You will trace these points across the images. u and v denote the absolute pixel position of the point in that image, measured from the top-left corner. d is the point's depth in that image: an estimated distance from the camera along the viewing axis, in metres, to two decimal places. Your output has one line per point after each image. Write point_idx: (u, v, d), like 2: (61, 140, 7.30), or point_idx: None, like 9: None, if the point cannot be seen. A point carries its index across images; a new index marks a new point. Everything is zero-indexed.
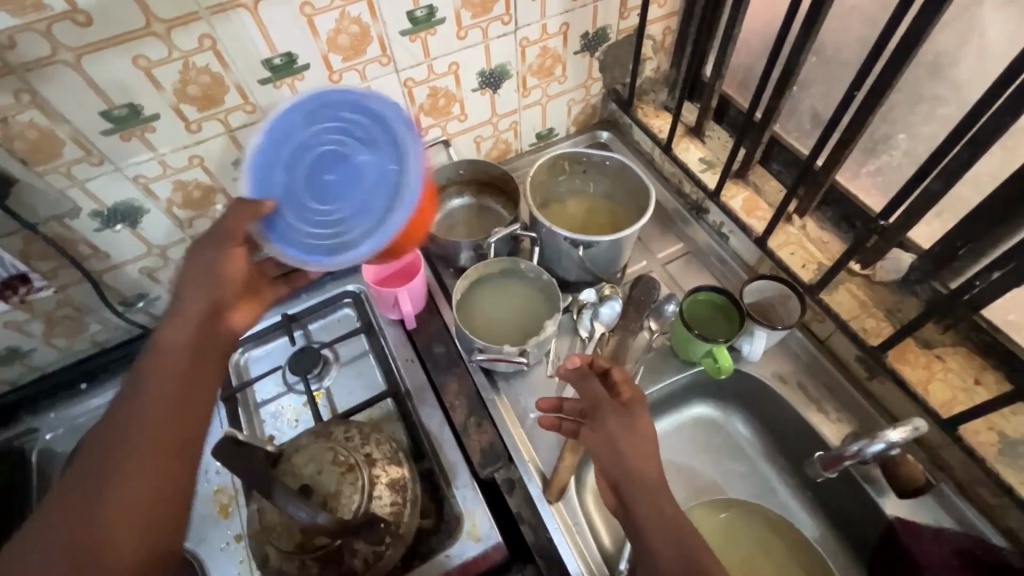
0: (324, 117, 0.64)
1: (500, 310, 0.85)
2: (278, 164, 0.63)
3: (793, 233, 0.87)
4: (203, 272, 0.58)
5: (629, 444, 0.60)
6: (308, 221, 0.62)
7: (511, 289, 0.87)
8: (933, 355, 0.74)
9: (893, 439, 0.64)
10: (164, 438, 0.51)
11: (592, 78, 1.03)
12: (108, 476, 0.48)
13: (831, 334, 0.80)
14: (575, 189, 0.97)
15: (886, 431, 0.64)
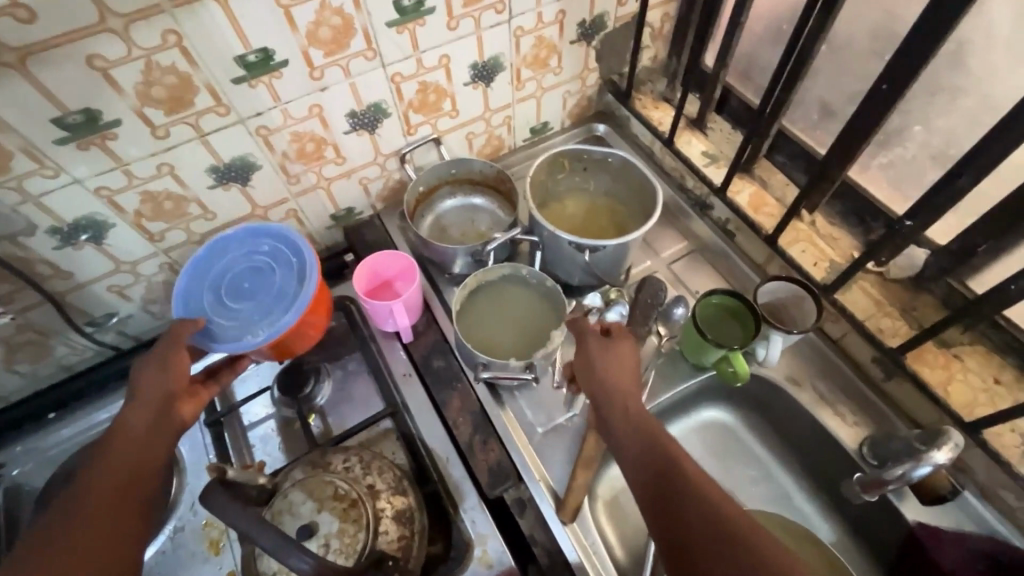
0: (232, 247, 0.75)
1: (500, 321, 0.81)
2: (204, 276, 0.73)
3: (803, 229, 0.84)
4: (152, 365, 0.63)
5: (603, 365, 0.65)
6: (231, 318, 0.71)
7: (512, 297, 0.83)
8: (951, 355, 0.72)
9: (939, 461, 0.62)
10: (109, 520, 0.54)
11: (588, 68, 0.98)
12: (69, 551, 0.51)
13: (845, 334, 0.78)
14: (575, 188, 0.92)
15: (931, 454, 0.62)
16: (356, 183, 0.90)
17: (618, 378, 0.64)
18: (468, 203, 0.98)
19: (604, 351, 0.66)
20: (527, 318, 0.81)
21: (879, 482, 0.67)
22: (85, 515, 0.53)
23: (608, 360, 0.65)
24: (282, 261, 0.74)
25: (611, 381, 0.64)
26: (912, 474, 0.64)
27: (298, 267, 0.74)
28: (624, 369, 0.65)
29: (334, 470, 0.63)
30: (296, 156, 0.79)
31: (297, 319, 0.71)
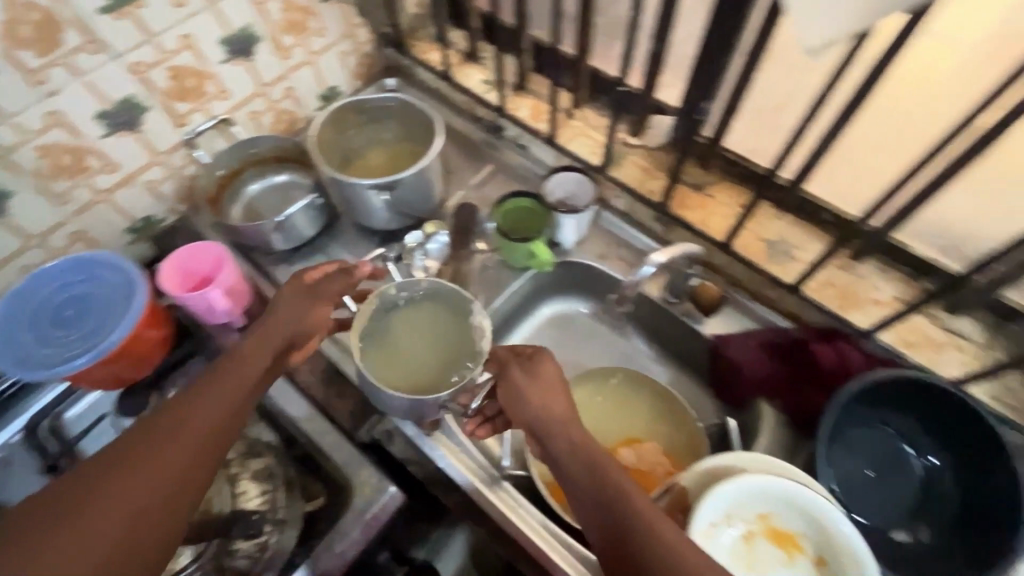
0: (47, 278, 0.74)
1: (411, 352, 0.73)
2: (20, 315, 0.73)
3: (577, 125, 0.95)
4: (274, 316, 0.67)
5: (562, 424, 0.58)
6: (58, 348, 0.72)
7: (411, 320, 0.75)
8: (706, 195, 0.86)
9: (657, 261, 0.75)
10: (190, 447, 0.54)
11: (354, 24, 1.00)
12: (133, 495, 0.50)
13: (628, 204, 0.90)
14: (372, 140, 0.95)
15: (650, 255, 0.75)
16: (143, 189, 0.86)
17: (571, 428, 0.58)
18: (270, 182, 0.96)
19: (541, 400, 0.60)
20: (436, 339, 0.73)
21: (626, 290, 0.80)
22: (183, 433, 0.54)
23: (551, 411, 0.59)
24: (104, 287, 0.75)
25: (558, 433, 0.58)
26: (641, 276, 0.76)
27: (122, 288, 0.75)
28: (563, 417, 0.58)
29: None
30: (53, 172, 0.75)
31: (126, 336, 0.72)
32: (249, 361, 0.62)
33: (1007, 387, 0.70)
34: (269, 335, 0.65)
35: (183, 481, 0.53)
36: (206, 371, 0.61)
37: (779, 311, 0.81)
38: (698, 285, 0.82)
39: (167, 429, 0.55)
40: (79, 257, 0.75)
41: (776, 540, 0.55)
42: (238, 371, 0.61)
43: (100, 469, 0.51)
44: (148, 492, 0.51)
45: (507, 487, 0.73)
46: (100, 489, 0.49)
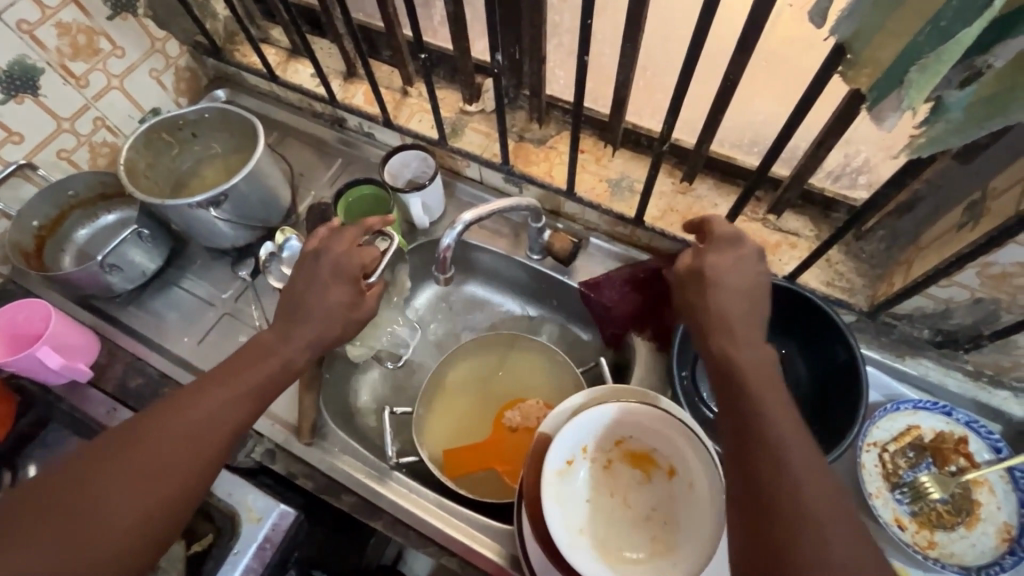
0: None
1: None
2: None
3: (414, 102, 0.92)
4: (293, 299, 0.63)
5: (741, 320, 0.53)
6: None
7: None
8: (548, 147, 0.86)
9: (467, 220, 0.68)
10: (187, 462, 0.51)
11: (158, 38, 0.93)
12: (133, 492, 0.48)
13: (479, 172, 0.89)
14: (202, 156, 0.90)
15: (460, 214, 0.67)
16: None
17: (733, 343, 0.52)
18: (101, 224, 0.89)
19: (730, 287, 0.55)
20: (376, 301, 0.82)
21: (444, 257, 0.71)
22: (178, 440, 0.51)
23: (734, 308, 0.54)
24: None
25: (735, 321, 0.53)
26: (452, 239, 0.69)
27: None
28: (739, 320, 0.53)
29: None
30: None
31: None
32: (260, 361, 0.59)
33: (837, 271, 0.74)
34: (276, 343, 0.61)
35: (180, 482, 0.50)
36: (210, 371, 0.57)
37: (635, 246, 0.85)
38: (551, 237, 0.82)
39: (172, 421, 0.52)
40: None
41: (634, 461, 0.58)
42: (241, 378, 0.57)
43: (93, 469, 0.48)
44: (138, 504, 0.48)
45: (398, 476, 0.72)
46: (93, 492, 0.47)
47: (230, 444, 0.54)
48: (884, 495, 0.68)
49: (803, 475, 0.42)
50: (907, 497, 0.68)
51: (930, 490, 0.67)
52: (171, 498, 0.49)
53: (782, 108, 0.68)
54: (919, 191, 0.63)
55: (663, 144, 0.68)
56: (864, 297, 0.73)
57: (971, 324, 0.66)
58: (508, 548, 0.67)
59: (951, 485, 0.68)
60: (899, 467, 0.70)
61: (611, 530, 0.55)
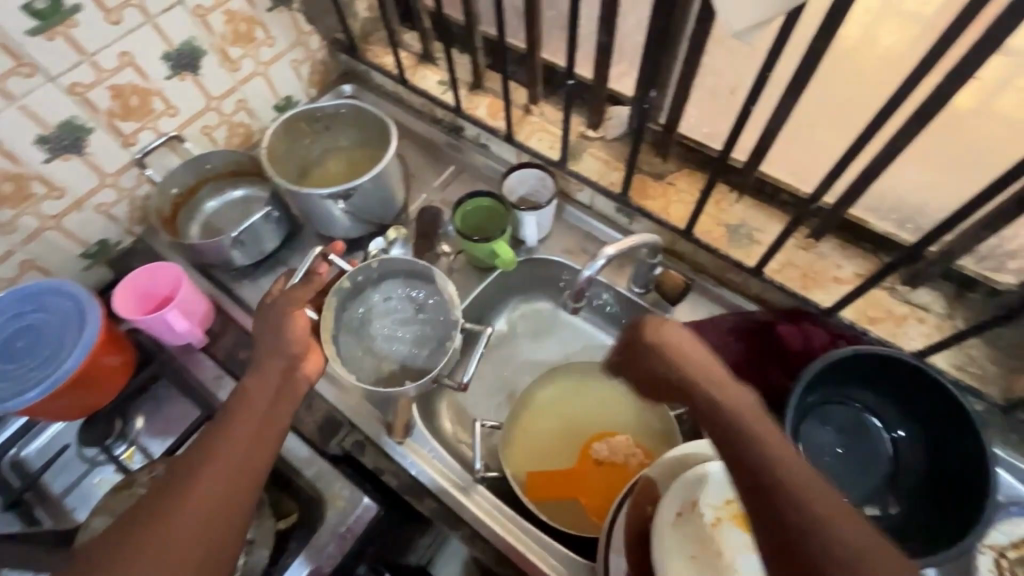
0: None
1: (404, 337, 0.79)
2: None
3: (535, 121, 0.94)
4: (274, 318, 0.70)
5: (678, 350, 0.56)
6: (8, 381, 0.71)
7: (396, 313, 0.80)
8: (666, 183, 0.85)
9: (610, 254, 0.67)
10: (223, 488, 0.55)
11: (304, 32, 0.98)
12: (174, 521, 0.52)
13: (591, 198, 0.89)
14: (329, 148, 0.94)
15: (604, 247, 0.67)
16: (94, 213, 0.84)
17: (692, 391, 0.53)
18: (228, 198, 0.94)
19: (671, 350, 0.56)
20: (424, 310, 0.81)
21: (581, 287, 0.71)
22: (213, 465, 0.56)
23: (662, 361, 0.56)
24: (55, 312, 0.74)
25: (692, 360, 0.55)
26: (592, 273, 0.69)
27: (75, 311, 0.74)
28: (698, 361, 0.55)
29: (139, 482, 0.63)
30: None
31: (81, 362, 0.71)
32: (273, 378, 0.66)
33: (969, 355, 0.71)
34: (266, 375, 0.66)
35: (229, 493, 0.55)
36: (226, 410, 0.62)
37: (744, 295, 0.82)
38: (662, 273, 0.81)
39: (205, 452, 0.58)
40: (26, 288, 0.74)
41: (742, 523, 0.56)
42: (248, 411, 0.62)
43: (137, 528, 0.52)
44: (192, 524, 0.53)
45: (482, 490, 0.72)
46: (150, 538, 0.51)
47: (260, 467, 0.59)
48: None
49: (799, 469, 0.44)
50: None
51: None
52: (216, 522, 0.53)
53: (944, 181, 0.66)
54: None
55: (813, 203, 0.70)
56: (997, 389, 0.68)
57: None
58: None
59: None
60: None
61: None
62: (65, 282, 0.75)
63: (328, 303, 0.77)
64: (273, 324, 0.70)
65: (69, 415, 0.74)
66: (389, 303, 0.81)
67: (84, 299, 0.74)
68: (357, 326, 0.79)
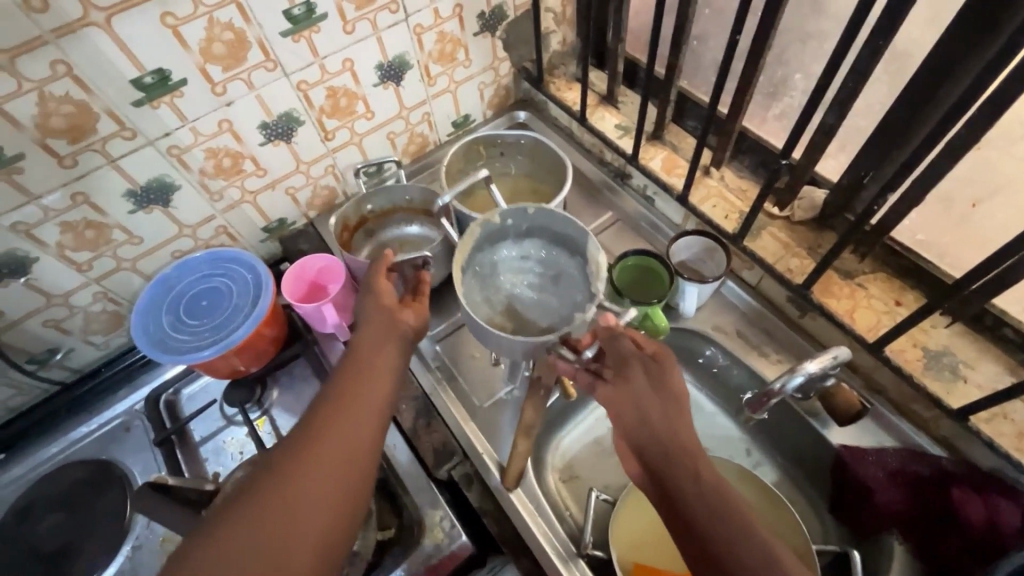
0: (188, 271, 0.81)
1: (530, 300, 0.77)
2: (163, 302, 0.79)
3: (713, 184, 0.88)
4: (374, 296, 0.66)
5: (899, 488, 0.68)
6: (184, 335, 0.77)
7: (529, 272, 0.78)
8: (855, 285, 0.75)
9: (812, 371, 0.64)
10: (352, 441, 0.53)
11: (499, 58, 1.01)
12: (303, 489, 0.48)
13: (760, 279, 0.82)
14: (497, 173, 0.95)
15: (805, 363, 0.64)
16: (283, 193, 0.92)
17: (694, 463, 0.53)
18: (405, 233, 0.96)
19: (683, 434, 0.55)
20: (558, 279, 0.77)
21: (767, 395, 0.69)
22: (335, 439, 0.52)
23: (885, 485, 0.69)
24: (236, 280, 0.81)
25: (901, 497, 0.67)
26: (788, 385, 0.66)
27: (253, 283, 0.80)
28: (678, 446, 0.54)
29: None
30: (214, 172, 0.81)
31: (251, 331, 0.77)
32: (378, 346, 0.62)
33: None
34: (375, 342, 0.62)
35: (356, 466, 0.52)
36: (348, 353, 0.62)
37: (927, 433, 0.70)
38: (834, 386, 0.70)
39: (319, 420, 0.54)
40: (217, 255, 0.82)
41: None
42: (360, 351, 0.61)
43: (259, 502, 0.47)
44: (321, 495, 0.49)
45: (582, 565, 0.68)
46: (276, 518, 0.46)
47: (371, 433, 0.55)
48: None
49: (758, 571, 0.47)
50: None
51: None
52: (342, 493, 0.50)
53: None
54: None
55: None
56: None
57: None
58: None
59: None
60: None
61: None
62: (249, 256, 0.82)
63: (472, 233, 0.74)
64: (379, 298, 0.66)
65: (223, 373, 0.80)
66: (525, 260, 0.79)
67: (264, 274, 0.81)
68: (487, 271, 0.78)
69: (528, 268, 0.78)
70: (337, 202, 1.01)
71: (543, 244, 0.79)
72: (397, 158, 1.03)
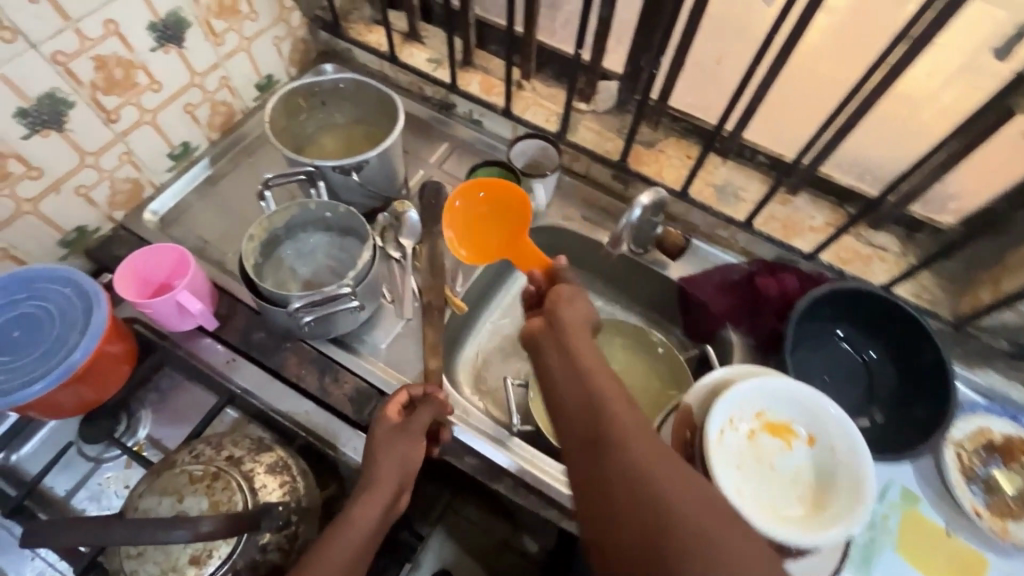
0: None
1: (293, 278, 0.80)
2: None
3: (528, 96, 0.98)
4: (397, 434, 0.63)
5: (743, 297, 0.86)
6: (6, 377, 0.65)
7: (310, 261, 0.81)
8: (657, 150, 0.92)
9: (643, 203, 0.79)
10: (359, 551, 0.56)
11: (286, 8, 0.95)
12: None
13: (588, 166, 0.95)
14: (324, 124, 0.92)
15: (638, 198, 0.79)
16: (73, 195, 0.78)
17: (594, 372, 0.53)
18: (308, 248, 0.82)
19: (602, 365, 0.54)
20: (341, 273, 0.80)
21: (616, 234, 0.83)
22: (359, 537, 0.56)
23: (727, 300, 0.86)
24: (54, 299, 0.68)
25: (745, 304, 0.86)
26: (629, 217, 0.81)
27: (76, 295, 0.69)
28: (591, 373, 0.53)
29: (182, 461, 0.59)
30: None
31: (90, 349, 0.66)
32: (404, 465, 0.62)
33: (921, 284, 0.82)
34: (401, 445, 0.63)
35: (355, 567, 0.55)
36: (372, 448, 0.63)
37: (730, 248, 0.91)
38: (663, 232, 0.87)
39: (346, 517, 0.57)
40: (22, 278, 0.69)
41: (773, 431, 0.62)
42: (385, 493, 0.59)
43: None
44: None
45: (519, 442, 0.75)
46: None
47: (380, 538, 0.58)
48: (963, 487, 0.74)
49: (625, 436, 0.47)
50: (981, 489, 0.75)
51: (1002, 484, 0.75)
52: None
53: (904, 137, 0.76)
54: (1018, 217, 0.71)
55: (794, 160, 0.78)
56: (947, 309, 0.80)
57: None
58: None
59: (1018, 481, 0.75)
60: (973, 462, 0.76)
61: (763, 498, 0.59)
62: (63, 269, 0.69)
63: (284, 212, 0.77)
64: (416, 422, 0.65)
65: (71, 409, 0.69)
66: (318, 252, 0.82)
67: (88, 282, 0.69)
68: (285, 250, 0.81)
69: (313, 259, 0.81)
70: (146, 195, 0.89)
71: (324, 235, 0.82)
72: (203, 133, 0.93)
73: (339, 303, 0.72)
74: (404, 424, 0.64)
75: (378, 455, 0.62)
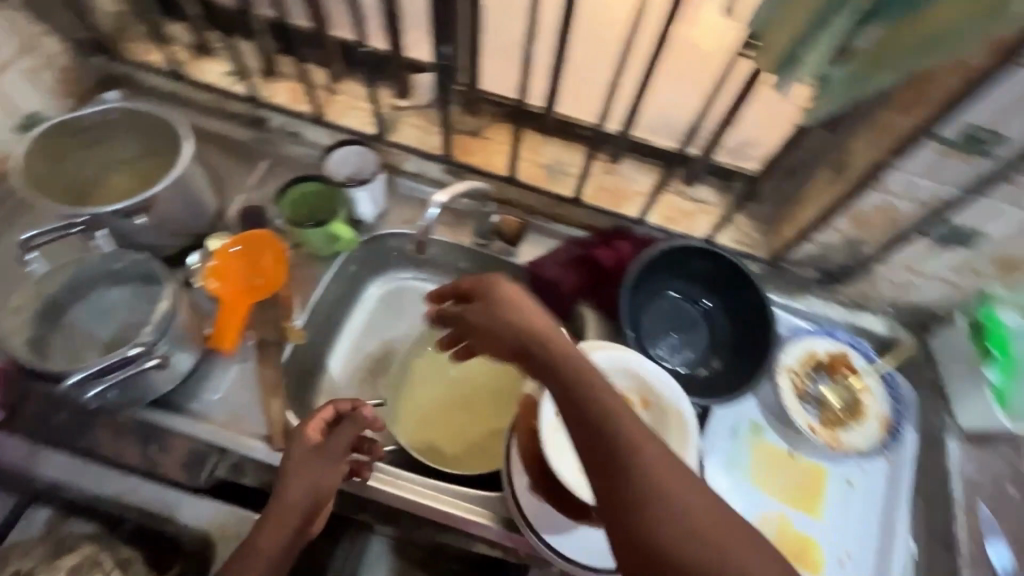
0: None
1: (90, 344, 0.70)
2: None
3: (342, 99, 0.92)
4: (315, 454, 0.62)
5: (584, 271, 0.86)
6: None
7: (108, 319, 0.72)
8: (484, 139, 0.91)
9: (441, 201, 0.75)
10: None
11: (32, 34, 0.82)
12: None
13: (418, 165, 0.92)
14: (104, 160, 0.81)
15: (434, 197, 0.75)
16: None
17: (532, 336, 0.54)
18: (104, 305, 0.72)
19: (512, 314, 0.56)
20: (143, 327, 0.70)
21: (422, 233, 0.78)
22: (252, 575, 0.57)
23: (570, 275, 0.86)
24: None
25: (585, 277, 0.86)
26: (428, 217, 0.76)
27: None
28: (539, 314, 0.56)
29: None
30: None
31: None
32: (319, 489, 0.61)
33: (740, 230, 0.88)
34: (316, 470, 0.62)
35: None
36: (285, 469, 0.62)
37: (571, 223, 0.91)
38: (500, 221, 0.88)
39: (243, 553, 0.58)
40: None
41: None
42: (290, 522, 0.59)
43: None
44: None
45: (379, 467, 0.71)
46: None
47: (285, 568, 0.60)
48: (799, 408, 0.80)
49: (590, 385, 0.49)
50: (816, 408, 0.81)
51: (831, 399, 0.82)
52: None
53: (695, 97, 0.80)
54: (799, 157, 0.77)
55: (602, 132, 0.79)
56: (763, 249, 0.87)
57: (847, 262, 0.81)
58: (498, 510, 0.70)
59: (844, 393, 0.82)
60: (806, 384, 0.83)
61: None
62: None
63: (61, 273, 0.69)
64: (340, 439, 0.63)
65: None
66: (116, 307, 0.72)
67: None
68: (73, 313, 0.71)
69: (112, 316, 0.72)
70: None
71: (121, 287, 0.73)
72: None
73: (138, 367, 0.64)
74: (323, 445, 0.63)
75: (291, 483, 0.61)
